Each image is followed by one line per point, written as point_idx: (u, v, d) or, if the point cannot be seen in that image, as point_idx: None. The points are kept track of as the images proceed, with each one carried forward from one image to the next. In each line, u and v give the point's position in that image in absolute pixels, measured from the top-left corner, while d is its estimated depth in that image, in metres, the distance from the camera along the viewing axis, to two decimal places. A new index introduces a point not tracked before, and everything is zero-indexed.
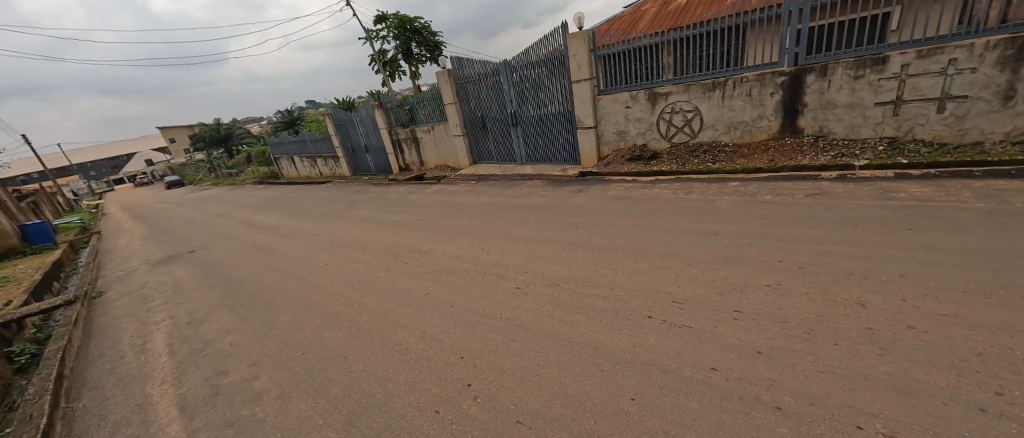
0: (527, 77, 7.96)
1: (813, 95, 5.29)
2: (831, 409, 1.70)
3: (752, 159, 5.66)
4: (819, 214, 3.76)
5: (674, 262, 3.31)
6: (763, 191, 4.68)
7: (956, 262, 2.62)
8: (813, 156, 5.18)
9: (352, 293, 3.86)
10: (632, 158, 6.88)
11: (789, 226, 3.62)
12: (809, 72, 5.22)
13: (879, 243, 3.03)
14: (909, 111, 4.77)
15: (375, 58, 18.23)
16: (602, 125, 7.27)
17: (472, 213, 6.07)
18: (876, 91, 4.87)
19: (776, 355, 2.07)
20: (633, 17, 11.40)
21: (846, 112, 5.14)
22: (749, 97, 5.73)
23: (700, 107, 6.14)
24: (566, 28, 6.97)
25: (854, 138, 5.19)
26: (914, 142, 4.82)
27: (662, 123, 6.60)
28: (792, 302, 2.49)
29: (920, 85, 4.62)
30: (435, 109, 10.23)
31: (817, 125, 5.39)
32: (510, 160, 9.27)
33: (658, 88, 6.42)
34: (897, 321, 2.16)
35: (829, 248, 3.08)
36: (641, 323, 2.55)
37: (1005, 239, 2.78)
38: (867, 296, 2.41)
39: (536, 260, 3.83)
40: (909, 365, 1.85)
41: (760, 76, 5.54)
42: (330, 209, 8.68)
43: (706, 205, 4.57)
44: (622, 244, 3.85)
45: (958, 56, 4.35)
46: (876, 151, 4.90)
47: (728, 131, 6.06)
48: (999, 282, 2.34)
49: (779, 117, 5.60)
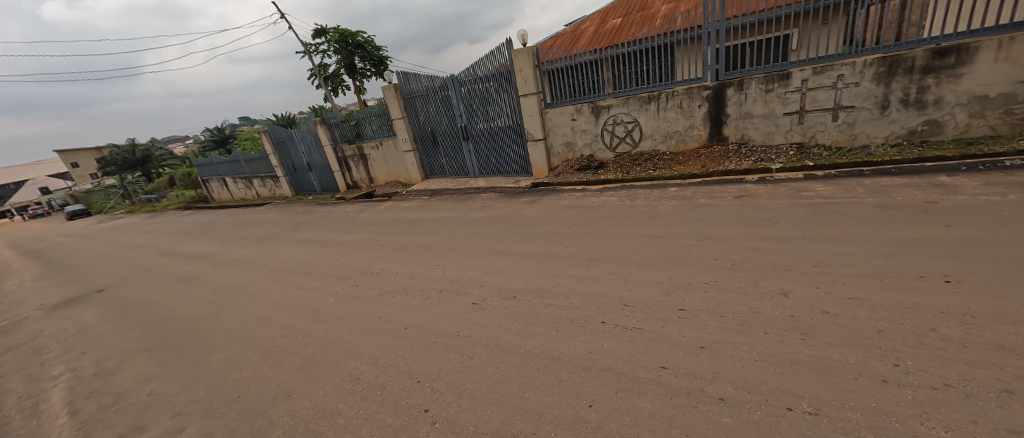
0: (474, 91, 8.02)
1: (734, 107, 5.85)
2: (765, 394, 1.85)
3: (687, 166, 6.10)
4: (747, 213, 4.13)
5: (624, 266, 3.46)
6: (699, 195, 5.06)
7: (857, 250, 2.99)
8: (738, 162, 5.72)
9: (295, 323, 3.60)
10: (580, 167, 7.15)
11: (724, 226, 3.94)
12: (728, 87, 5.77)
13: (797, 238, 3.38)
14: (811, 120, 5.43)
15: (315, 72, 17.46)
16: (551, 137, 7.51)
17: (425, 229, 5.94)
18: (784, 103, 5.49)
19: (717, 348, 2.21)
20: (574, 34, 12.00)
21: (763, 121, 5.72)
22: (680, 109, 6.21)
23: (638, 118, 6.56)
24: (510, 44, 7.16)
25: (770, 144, 5.79)
26: (817, 147, 5.49)
27: (606, 134, 6.95)
28: (729, 297, 2.70)
29: (818, 97, 5.28)
30: (382, 124, 9.98)
31: (739, 133, 5.94)
32: (462, 174, 9.24)
33: (599, 101, 6.78)
34: (814, 307, 2.42)
35: (758, 244, 3.39)
36: (596, 329, 2.62)
37: (893, 229, 3.22)
38: (789, 287, 2.68)
39: (493, 273, 3.82)
40: (826, 347, 2.07)
41: (689, 90, 6.03)
42: (269, 233, 8.08)
43: (650, 210, 4.85)
44: (576, 252, 3.97)
45: (845, 73, 5.03)
46: (788, 155, 5.52)
47: (665, 140, 6.50)
48: (890, 266, 2.70)
49: (707, 127, 6.11)
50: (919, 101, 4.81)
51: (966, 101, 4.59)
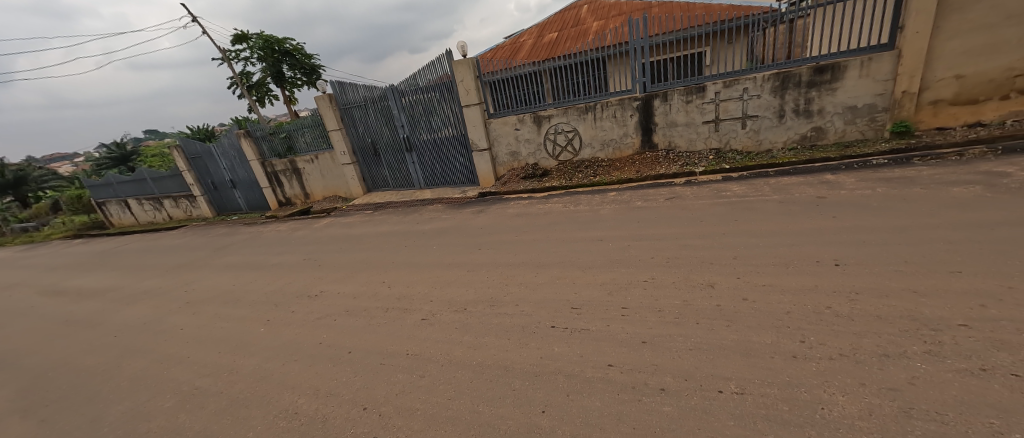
0: (416, 102, 7.91)
1: (661, 117, 6.34)
2: (700, 380, 2.02)
3: (623, 171, 6.49)
4: (677, 214, 4.49)
5: (570, 270, 3.59)
6: (635, 198, 5.41)
7: (768, 242, 3.37)
8: (667, 166, 6.20)
9: (222, 358, 3.26)
10: (525, 176, 7.31)
11: (658, 226, 4.25)
12: (655, 98, 6.25)
13: (720, 233, 3.73)
14: (726, 128, 6.05)
15: (237, 81, 16.12)
16: (496, 147, 7.60)
17: (369, 245, 5.71)
18: (702, 112, 6.07)
19: (657, 342, 2.37)
20: (512, 47, 12.32)
21: (686, 129, 6.27)
22: (614, 119, 6.61)
23: (577, 127, 6.87)
24: (450, 55, 7.17)
25: (693, 150, 6.35)
26: (732, 151, 6.12)
27: (548, 143, 7.18)
28: (665, 292, 2.90)
29: (729, 107, 5.91)
30: (317, 136, 9.46)
31: (666, 140, 6.45)
32: (407, 186, 9.02)
33: (539, 111, 7.00)
34: (736, 295, 2.68)
35: (687, 241, 3.69)
36: (546, 334, 2.69)
37: (795, 221, 3.68)
38: (716, 278, 2.95)
39: (442, 286, 3.77)
40: (747, 331, 2.30)
41: (621, 101, 6.44)
42: (187, 259, 7.26)
43: (592, 214, 5.09)
44: (524, 259, 4.04)
45: (749, 86, 5.69)
46: (708, 159, 6.09)
47: (602, 148, 6.87)
48: (794, 254, 3.08)
49: (639, 135, 6.56)
50: (806, 111, 5.56)
51: (842, 111, 5.39)
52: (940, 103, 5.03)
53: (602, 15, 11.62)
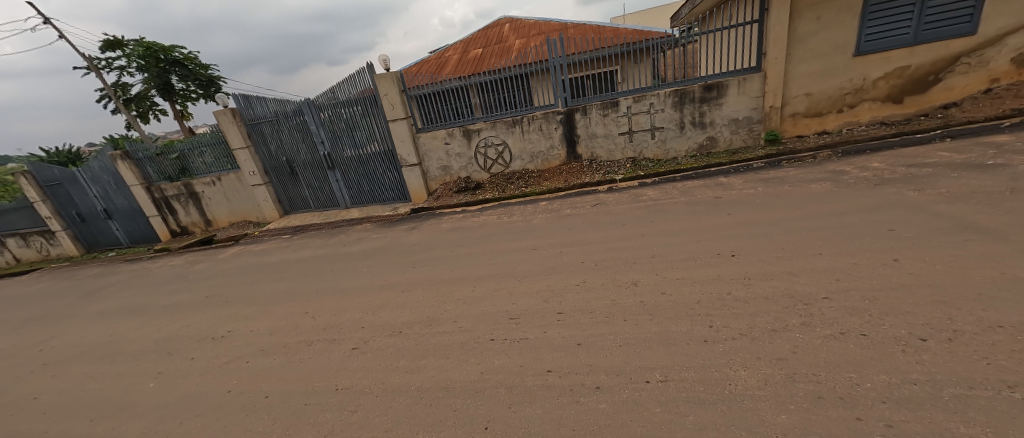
0: (335, 117, 7.51)
1: (583, 129, 6.77)
2: (630, 374, 2.17)
3: (552, 181, 6.79)
4: (602, 219, 4.80)
5: (507, 281, 3.64)
6: (564, 206, 5.68)
7: (680, 240, 3.75)
8: (591, 175, 6.63)
9: (106, 424, 2.75)
10: (458, 189, 7.29)
11: (586, 231, 4.49)
12: (576, 112, 6.67)
13: (639, 235, 4.06)
14: (639, 139, 6.64)
15: (110, 93, 13.85)
16: (426, 162, 7.50)
17: (290, 272, 5.24)
18: (618, 125, 6.61)
19: (591, 342, 2.51)
20: (437, 62, 12.32)
21: (605, 140, 6.76)
22: (541, 132, 6.90)
23: (505, 140, 7.05)
24: (372, 68, 6.96)
25: (613, 159, 6.86)
26: (645, 160, 6.72)
27: (479, 156, 7.26)
28: (595, 294, 3.08)
29: (641, 120, 6.51)
30: (218, 155, 8.49)
31: (589, 151, 6.89)
32: (331, 206, 8.49)
33: (468, 125, 7.08)
34: (657, 291, 2.94)
35: (613, 244, 3.96)
36: (486, 348, 2.70)
37: (701, 220, 4.15)
38: (639, 277, 3.20)
39: (375, 310, 3.59)
40: (668, 322, 2.54)
41: (545, 115, 6.76)
42: (51, 309, 6.02)
43: (525, 224, 5.23)
44: (460, 274, 4.02)
45: (654, 102, 6.33)
46: (626, 168, 6.63)
47: (532, 160, 7.12)
48: (702, 249, 3.46)
49: (564, 147, 6.92)
50: (700, 124, 6.33)
51: (729, 122, 6.22)
52: (797, 115, 6.04)
53: (523, 34, 12.15)
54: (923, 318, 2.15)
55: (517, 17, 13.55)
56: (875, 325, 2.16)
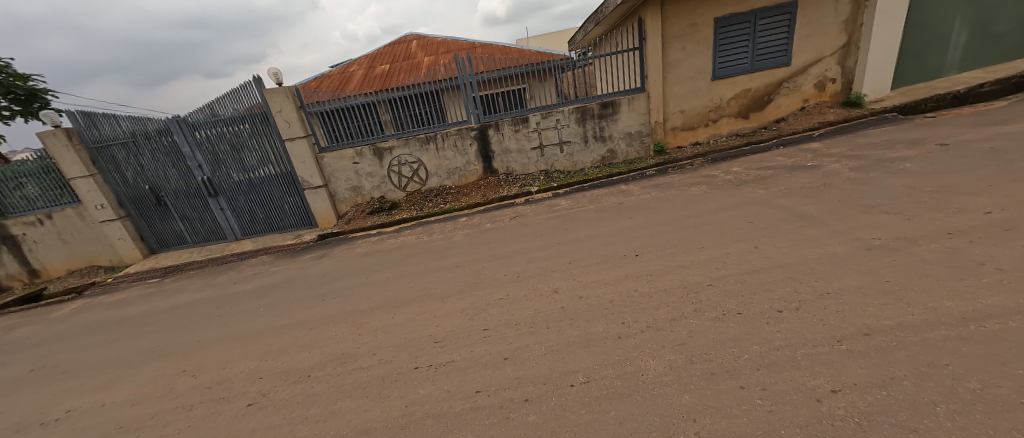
0: (215, 137, 6.64)
1: (497, 144, 6.91)
2: (556, 381, 2.21)
3: (471, 197, 6.79)
4: (521, 230, 4.93)
5: (429, 303, 3.51)
6: (484, 221, 5.71)
7: (593, 244, 3.99)
8: (508, 188, 6.78)
9: None
10: (372, 210, 6.89)
11: (506, 244, 4.56)
12: (490, 128, 6.79)
13: (556, 243, 4.24)
14: (550, 152, 7.00)
15: None
16: (333, 183, 6.97)
17: (167, 321, 4.42)
18: (530, 140, 6.89)
19: (517, 355, 2.52)
20: (341, 77, 11.64)
21: (519, 155, 7.00)
22: (456, 148, 6.88)
23: (420, 157, 6.88)
24: (260, 82, 6.31)
25: (527, 172, 7.12)
26: (557, 171, 7.10)
27: (393, 175, 6.96)
28: (519, 305, 3.12)
29: (550, 135, 6.87)
30: (45, 188, 6.83)
31: (505, 166, 7.06)
32: (217, 238, 7.41)
33: (378, 143, 6.77)
34: (575, 295, 3.08)
35: (532, 254, 4.07)
36: (409, 377, 2.55)
37: (609, 224, 4.49)
38: (558, 284, 3.33)
39: (279, 354, 3.19)
40: (587, 325, 2.66)
41: (459, 131, 6.77)
42: None
43: (446, 242, 5.14)
44: (379, 301, 3.77)
45: (561, 117, 6.75)
46: (540, 180, 6.92)
47: (448, 176, 7.05)
48: (611, 252, 3.73)
49: (480, 162, 6.99)
50: (602, 137, 6.90)
51: (625, 136, 6.89)
52: (676, 129, 6.94)
53: (432, 51, 12.12)
54: (778, 293, 2.58)
55: (426, 34, 13.50)
56: (748, 303, 2.53)
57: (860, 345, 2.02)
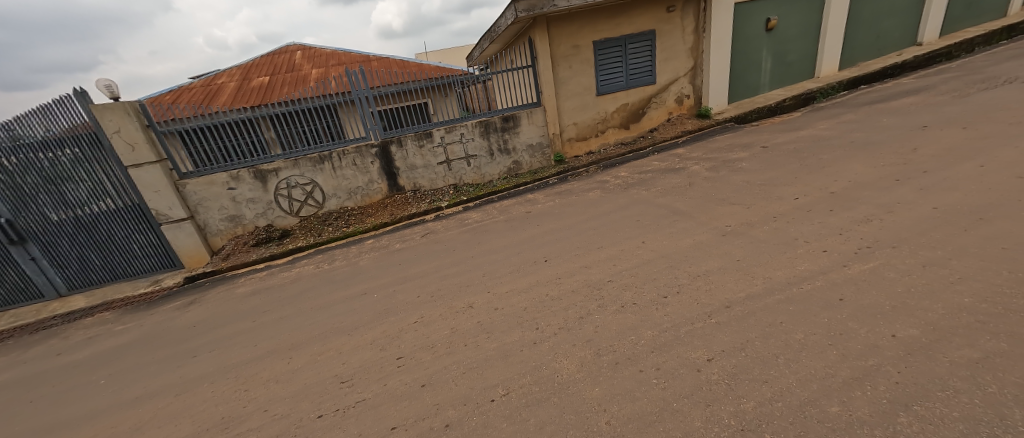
0: (16, 168, 5.25)
1: (401, 161, 6.67)
2: (475, 400, 2.19)
3: (377, 217, 6.43)
4: (432, 248, 4.82)
5: (334, 339, 3.21)
6: (391, 241, 5.45)
7: (504, 255, 4.08)
8: (417, 205, 6.58)
9: None
10: (259, 241, 6.08)
11: (417, 264, 4.41)
12: (391, 144, 6.53)
13: (468, 257, 4.24)
14: (457, 166, 6.98)
15: None
16: (205, 214, 5.99)
17: None
18: (435, 154, 6.80)
19: (434, 380, 2.43)
20: (207, 90, 10.09)
21: (425, 170, 6.84)
22: (355, 166, 6.46)
23: (314, 178, 6.30)
24: (86, 96, 5.19)
25: (436, 187, 6.99)
26: (466, 185, 7.10)
27: (282, 200, 6.25)
28: (434, 326, 3.03)
29: (455, 149, 6.88)
30: None
31: (411, 182, 6.83)
32: (29, 298, 5.78)
33: (260, 165, 6.04)
34: (490, 308, 3.10)
35: (445, 271, 4.01)
36: (314, 427, 2.29)
37: (517, 233, 4.64)
38: (473, 298, 3.32)
39: (140, 433, 2.60)
40: (502, 336, 2.70)
41: (358, 149, 6.37)
42: None
43: (350, 268, 4.77)
44: (273, 345, 3.33)
45: (464, 131, 6.81)
46: (450, 194, 6.86)
47: (349, 196, 6.56)
48: (522, 260, 3.85)
49: (385, 180, 6.66)
50: (506, 150, 7.14)
51: (527, 148, 7.23)
52: (572, 140, 7.52)
53: (320, 63, 11.28)
54: (663, 281, 2.93)
55: (311, 44, 12.52)
56: (641, 294, 2.83)
57: (724, 317, 2.40)
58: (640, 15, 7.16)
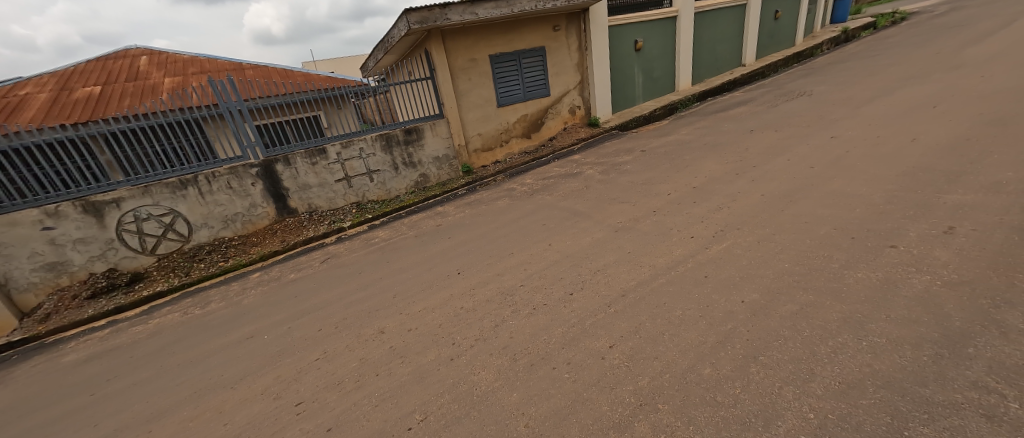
0: None
1: (289, 181, 6.00)
2: (391, 432, 2.07)
3: (265, 245, 5.69)
4: (334, 274, 4.43)
5: (216, 395, 2.74)
6: (285, 271, 4.87)
7: (414, 272, 3.94)
8: (314, 228, 5.99)
9: None
10: (100, 290, 4.90)
11: (317, 293, 4.01)
12: (276, 163, 5.84)
13: (376, 280, 3.99)
14: (357, 183, 6.54)
15: None
16: (9, 264, 4.64)
17: None
18: (331, 172, 6.28)
19: (344, 419, 2.23)
20: (3, 104, 7.85)
21: (321, 189, 6.27)
22: (231, 189, 5.61)
23: (175, 207, 5.31)
24: None
25: (335, 207, 6.45)
26: (370, 202, 6.69)
27: (130, 236, 5.13)
28: (341, 360, 2.78)
29: (354, 165, 6.44)
30: None
31: (305, 203, 6.19)
32: None
33: (91, 196, 4.87)
34: (402, 330, 2.97)
35: (350, 298, 3.71)
36: None
37: (428, 248, 4.53)
38: (383, 323, 3.13)
39: None
40: (417, 358, 2.60)
41: (233, 169, 5.56)
42: None
43: (232, 309, 4.13)
44: (129, 418, 2.71)
45: (363, 146, 6.43)
46: (352, 213, 6.40)
47: (226, 225, 5.67)
48: (434, 275, 3.76)
49: (271, 203, 5.91)
50: (411, 163, 6.93)
51: (433, 160, 7.12)
52: (478, 151, 7.63)
53: (175, 70, 9.64)
54: (568, 279, 3.13)
55: (160, 49, 10.62)
56: (550, 294, 2.98)
57: (621, 305, 2.65)
58: (529, 32, 7.62)
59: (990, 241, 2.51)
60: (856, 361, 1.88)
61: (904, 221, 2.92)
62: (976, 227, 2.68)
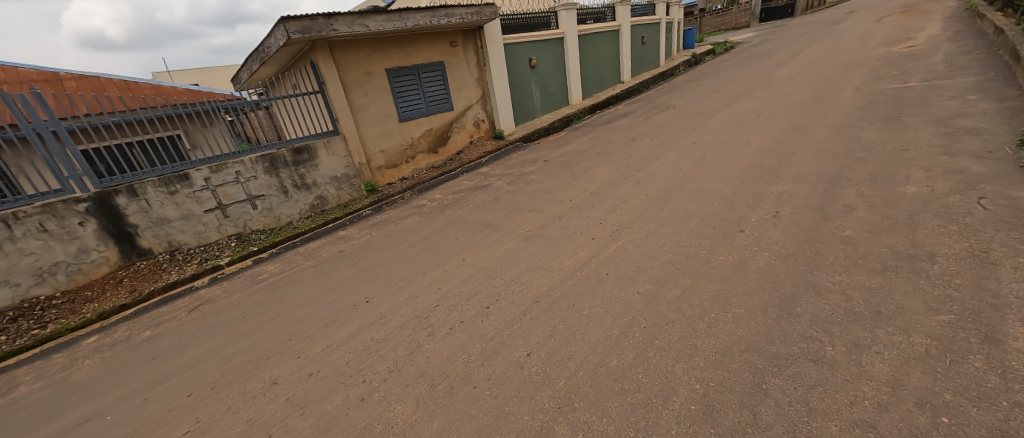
0: None
1: (138, 216, 4.93)
2: None
3: (106, 299, 4.57)
4: (209, 322, 3.76)
5: None
6: (138, 328, 3.98)
7: (314, 307, 3.54)
8: (178, 271, 5.03)
9: None
10: None
11: (189, 348, 3.36)
12: (116, 195, 4.75)
13: (266, 322, 3.49)
14: (235, 212, 5.67)
15: None
16: None
17: None
18: (198, 201, 5.34)
19: None
20: None
21: (185, 223, 5.28)
22: (47, 233, 4.38)
23: None
24: None
25: (207, 242, 5.49)
26: (254, 232, 5.87)
27: None
28: (222, 426, 2.36)
29: (229, 191, 5.58)
30: None
31: (163, 241, 5.14)
32: None
33: None
34: (301, 376, 2.63)
35: (233, 349, 3.18)
36: None
37: (329, 278, 4.12)
38: (277, 372, 2.75)
39: None
40: (320, 406, 2.33)
41: (48, 207, 4.35)
42: None
43: (60, 387, 3.22)
44: None
45: (240, 169, 5.63)
46: (231, 247, 5.54)
47: (42, 279, 4.41)
48: (339, 308, 3.43)
49: (111, 245, 4.78)
50: (303, 185, 6.27)
51: (330, 180, 6.55)
52: (381, 168, 7.25)
53: None
54: (484, 293, 3.13)
55: None
56: (466, 311, 2.93)
57: (536, 312, 2.74)
58: (426, 47, 7.55)
59: (803, 220, 3.21)
60: (725, 331, 2.22)
61: (748, 209, 3.56)
62: (793, 210, 3.39)
